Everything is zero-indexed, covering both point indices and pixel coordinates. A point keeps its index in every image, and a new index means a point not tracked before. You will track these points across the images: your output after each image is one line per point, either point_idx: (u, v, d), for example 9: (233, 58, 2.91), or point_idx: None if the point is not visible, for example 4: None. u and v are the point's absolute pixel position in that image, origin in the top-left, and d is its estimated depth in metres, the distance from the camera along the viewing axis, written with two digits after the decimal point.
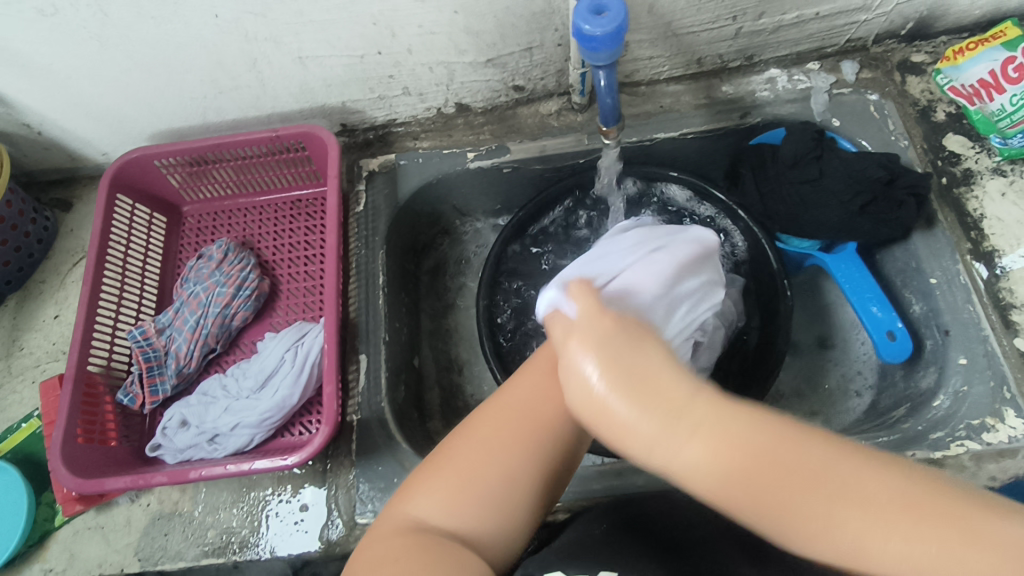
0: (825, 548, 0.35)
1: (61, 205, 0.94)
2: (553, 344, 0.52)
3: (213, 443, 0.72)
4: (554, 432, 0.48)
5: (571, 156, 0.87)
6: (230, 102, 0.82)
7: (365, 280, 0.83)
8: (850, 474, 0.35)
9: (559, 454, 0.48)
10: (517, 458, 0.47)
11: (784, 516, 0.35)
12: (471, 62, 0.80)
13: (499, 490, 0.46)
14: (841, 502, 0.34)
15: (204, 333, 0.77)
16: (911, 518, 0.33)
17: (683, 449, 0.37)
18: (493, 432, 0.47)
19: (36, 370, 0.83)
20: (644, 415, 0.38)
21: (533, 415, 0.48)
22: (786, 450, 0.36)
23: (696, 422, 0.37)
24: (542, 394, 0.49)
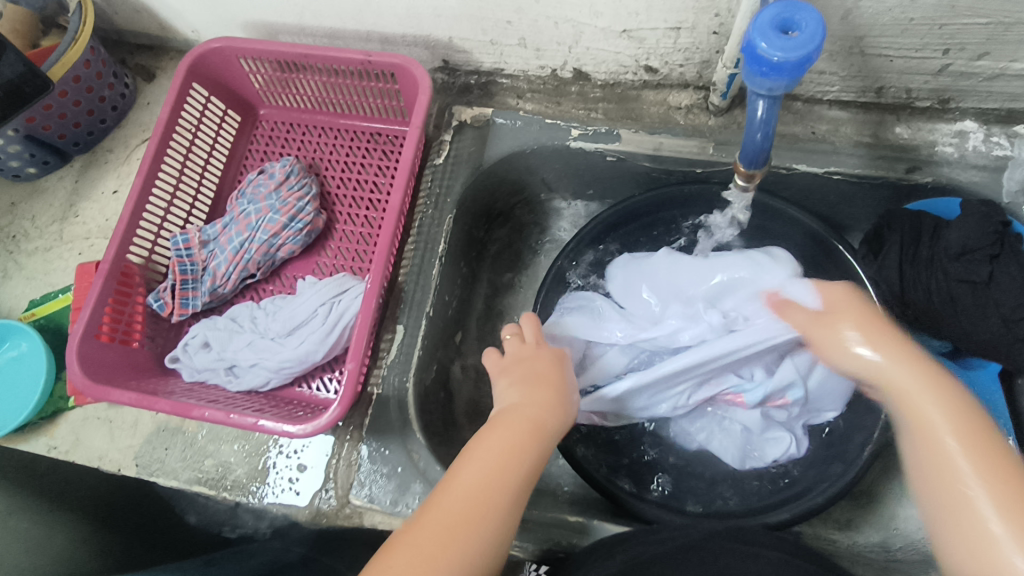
0: (934, 437, 0.46)
1: (144, 73, 0.89)
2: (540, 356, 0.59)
3: (230, 374, 0.70)
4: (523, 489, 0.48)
5: (689, 162, 0.74)
6: (329, 9, 0.73)
7: (424, 245, 0.75)
8: (945, 410, 0.46)
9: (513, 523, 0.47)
10: (486, 535, 0.44)
11: (916, 421, 0.47)
12: (604, 28, 0.67)
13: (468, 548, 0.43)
14: (971, 446, 0.44)
15: (246, 257, 0.72)
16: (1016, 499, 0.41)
17: (808, 322, 0.59)
18: (453, 500, 0.45)
19: (85, 243, 0.81)
20: (918, 374, 0.49)
21: (501, 483, 0.47)
22: (984, 433, 0.45)
23: (884, 330, 0.54)
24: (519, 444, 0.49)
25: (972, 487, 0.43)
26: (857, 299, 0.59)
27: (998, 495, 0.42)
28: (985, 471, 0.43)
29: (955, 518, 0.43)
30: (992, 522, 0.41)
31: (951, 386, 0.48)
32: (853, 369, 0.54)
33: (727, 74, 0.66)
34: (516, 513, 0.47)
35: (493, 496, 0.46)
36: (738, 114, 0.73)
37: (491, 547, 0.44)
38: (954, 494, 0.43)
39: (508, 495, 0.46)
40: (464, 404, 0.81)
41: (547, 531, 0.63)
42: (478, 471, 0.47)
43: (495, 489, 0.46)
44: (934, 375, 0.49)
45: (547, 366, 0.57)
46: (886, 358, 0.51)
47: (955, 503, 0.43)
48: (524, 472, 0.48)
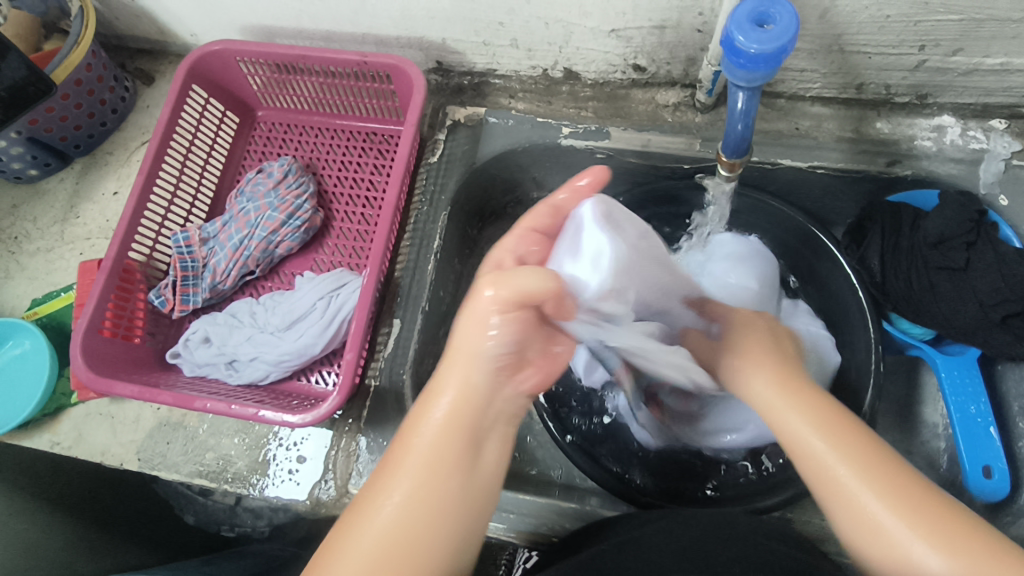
0: (827, 470, 0.47)
1: (143, 76, 0.90)
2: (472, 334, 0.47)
3: (230, 368, 0.71)
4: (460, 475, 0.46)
5: (676, 159, 0.76)
6: (326, 11, 0.75)
7: (419, 241, 0.77)
8: (858, 440, 0.48)
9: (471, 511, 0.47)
10: (444, 523, 0.45)
11: (797, 445, 0.50)
12: (593, 28, 0.69)
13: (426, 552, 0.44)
14: (856, 460, 0.47)
15: (245, 254, 0.74)
16: (899, 490, 0.44)
17: (749, 348, 0.57)
18: (385, 525, 0.44)
19: (86, 242, 0.83)
20: (790, 392, 0.53)
21: (445, 471, 0.46)
22: (863, 445, 0.47)
23: (784, 365, 0.56)
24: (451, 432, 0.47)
25: (853, 489, 0.45)
26: (757, 326, 0.60)
27: (906, 518, 0.43)
28: (884, 484, 0.45)
29: (848, 523, 0.45)
30: (882, 524, 0.44)
31: (829, 407, 0.51)
32: (762, 407, 0.54)
33: (712, 72, 0.68)
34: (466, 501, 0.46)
35: (435, 483, 0.45)
36: (723, 111, 0.75)
37: (455, 536, 0.45)
38: (851, 503, 0.45)
39: (452, 481, 0.46)
40: None
41: (542, 517, 0.65)
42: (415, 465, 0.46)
43: (439, 479, 0.45)
44: (807, 396, 0.52)
45: (469, 331, 0.47)
46: (777, 395, 0.53)
47: (857, 513, 0.45)
48: (458, 453, 0.47)
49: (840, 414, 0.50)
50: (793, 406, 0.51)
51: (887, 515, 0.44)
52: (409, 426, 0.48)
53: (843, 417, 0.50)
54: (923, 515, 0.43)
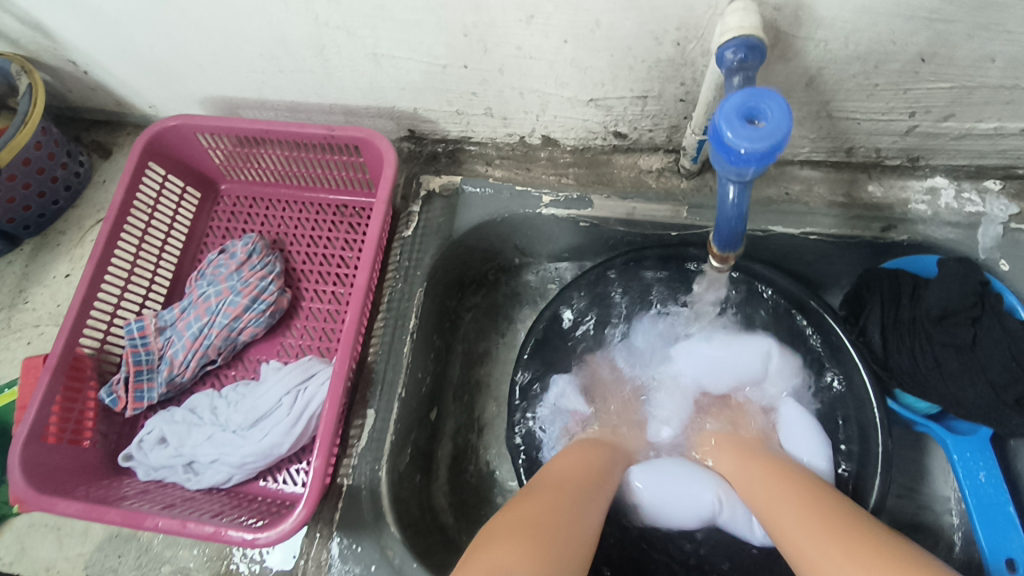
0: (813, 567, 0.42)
1: (100, 149, 0.86)
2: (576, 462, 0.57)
3: (188, 471, 0.65)
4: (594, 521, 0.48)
5: (662, 227, 0.73)
6: (290, 83, 0.71)
7: (394, 321, 0.72)
8: (822, 549, 0.42)
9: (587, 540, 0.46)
10: (573, 533, 0.45)
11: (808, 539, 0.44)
12: (570, 97, 0.66)
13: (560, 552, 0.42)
14: (862, 564, 0.39)
15: (206, 343, 0.68)
16: (868, 556, 0.40)
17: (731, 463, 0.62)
18: (533, 508, 0.46)
19: (34, 330, 0.77)
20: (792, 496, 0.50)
21: (578, 513, 0.47)
22: (859, 538, 0.41)
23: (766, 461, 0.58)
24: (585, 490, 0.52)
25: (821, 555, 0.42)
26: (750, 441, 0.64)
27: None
28: (862, 564, 0.39)
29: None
30: None
31: (836, 512, 0.46)
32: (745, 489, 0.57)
33: (696, 141, 0.65)
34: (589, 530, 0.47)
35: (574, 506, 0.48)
36: (709, 177, 0.72)
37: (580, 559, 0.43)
38: None
39: (580, 511, 0.48)
40: (444, 484, 0.77)
41: None
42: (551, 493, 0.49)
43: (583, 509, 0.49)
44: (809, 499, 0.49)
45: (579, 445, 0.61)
46: (771, 498, 0.51)
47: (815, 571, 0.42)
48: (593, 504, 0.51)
49: (882, 535, 0.41)
50: (756, 493, 0.54)
51: None
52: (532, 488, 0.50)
53: (874, 529, 0.43)
54: None
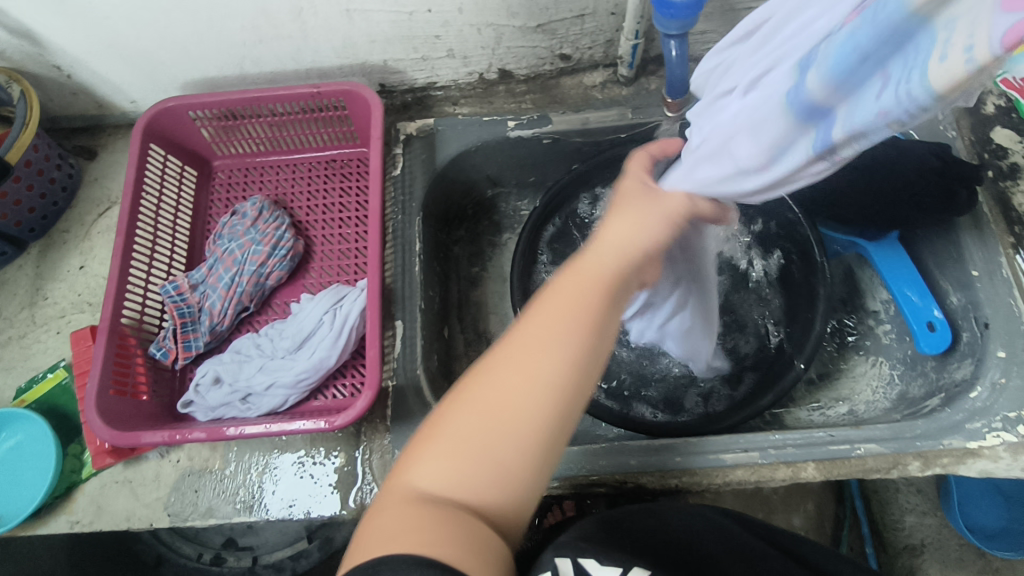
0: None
1: (85, 152, 0.91)
2: (501, 369, 0.43)
3: (246, 403, 0.72)
4: (546, 395, 0.42)
5: (613, 130, 0.86)
6: (270, 54, 0.79)
7: (401, 246, 0.81)
8: None
9: (552, 425, 0.43)
10: (512, 438, 0.42)
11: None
12: (520, 26, 0.78)
13: (501, 461, 0.41)
14: None
15: (239, 290, 0.76)
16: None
17: None
18: (464, 417, 0.42)
19: (61, 320, 0.82)
20: None
21: (507, 411, 0.42)
22: None
23: None
24: (508, 398, 0.42)
25: None
26: None
27: None
28: None
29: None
30: None
31: None
32: None
33: (630, 46, 0.78)
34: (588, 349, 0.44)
35: (530, 370, 0.43)
36: (644, 82, 0.86)
37: (519, 466, 0.42)
38: None
39: (569, 343, 0.44)
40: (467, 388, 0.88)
41: (579, 462, 0.68)
42: (439, 434, 0.43)
43: (511, 395, 0.42)
44: None
45: (547, 310, 0.45)
46: None
47: None
48: (553, 375, 0.43)
49: None
50: None
51: None
52: (438, 412, 0.43)
53: None
54: None
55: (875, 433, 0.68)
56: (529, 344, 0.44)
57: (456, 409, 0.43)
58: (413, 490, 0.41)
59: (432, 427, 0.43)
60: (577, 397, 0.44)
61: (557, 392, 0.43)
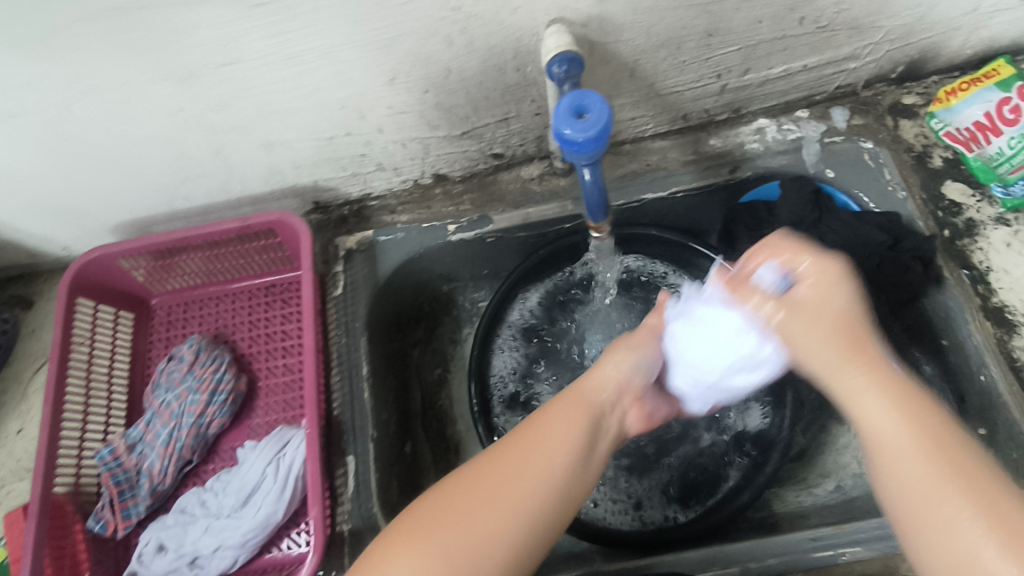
0: (949, 442, 0.43)
1: (21, 302, 0.88)
2: (503, 455, 0.50)
3: (194, 567, 0.68)
4: (540, 477, 0.49)
5: (557, 222, 0.83)
6: (196, 191, 0.77)
7: (348, 373, 0.78)
8: (960, 443, 0.43)
9: (552, 515, 0.48)
10: (514, 501, 0.47)
11: (914, 478, 0.42)
12: (446, 136, 0.76)
13: (486, 531, 0.46)
14: (950, 472, 0.41)
15: (178, 446, 0.72)
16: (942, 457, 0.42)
17: (912, 453, 0.42)
18: (456, 503, 0.47)
19: (2, 491, 0.78)
20: (933, 445, 0.42)
21: (517, 488, 0.48)
22: (963, 473, 0.41)
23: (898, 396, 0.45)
24: (512, 480, 0.48)
25: (944, 501, 0.41)
26: (924, 421, 0.43)
27: (958, 489, 0.41)
28: (946, 470, 0.41)
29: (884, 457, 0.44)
30: (950, 519, 0.40)
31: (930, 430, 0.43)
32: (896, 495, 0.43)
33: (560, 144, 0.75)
34: (577, 466, 0.50)
35: (545, 467, 0.49)
36: None
37: (514, 540, 0.46)
38: (937, 527, 0.40)
39: (562, 454, 0.50)
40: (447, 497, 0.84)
41: None
42: (432, 511, 0.47)
43: (511, 482, 0.48)
44: (927, 423, 0.43)
45: (544, 412, 0.53)
46: (924, 449, 0.43)
47: (921, 512, 0.41)
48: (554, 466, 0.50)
49: (971, 455, 0.42)
50: (908, 418, 0.44)
51: (941, 504, 0.41)
52: (441, 487, 0.49)
53: (975, 459, 0.42)
54: (981, 492, 0.40)
55: (861, 532, 0.64)
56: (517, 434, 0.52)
57: (482, 465, 0.49)
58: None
59: (422, 509, 0.48)
60: (562, 497, 0.49)
61: (558, 476, 0.49)
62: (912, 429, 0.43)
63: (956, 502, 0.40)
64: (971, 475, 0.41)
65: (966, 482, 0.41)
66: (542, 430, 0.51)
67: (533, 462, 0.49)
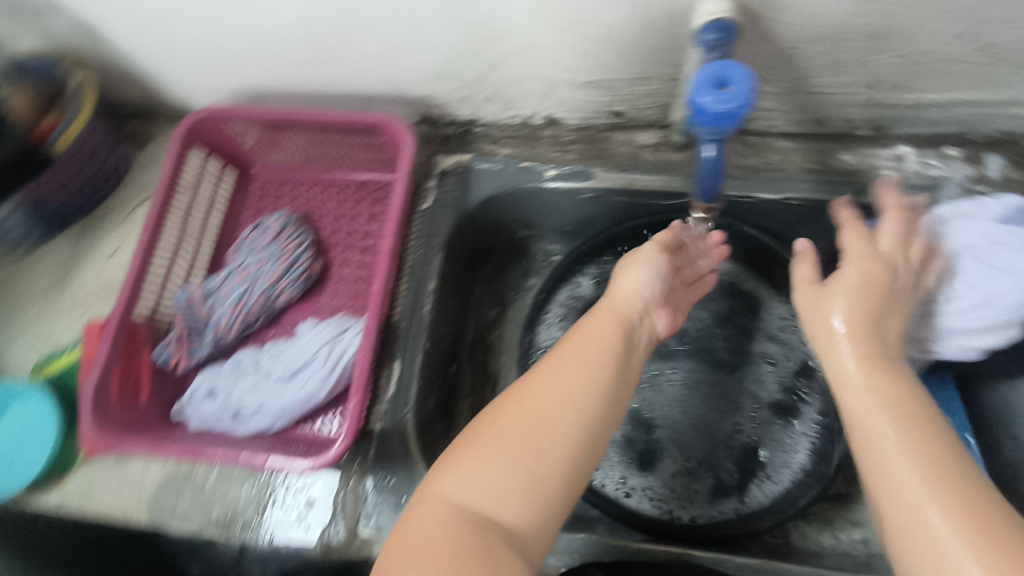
0: (872, 440, 0.49)
1: (136, 140, 0.93)
2: (538, 412, 0.52)
3: (235, 420, 0.72)
4: (560, 446, 0.51)
5: (657, 196, 0.81)
6: (316, 74, 0.78)
7: (416, 283, 0.79)
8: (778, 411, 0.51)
9: (569, 476, 0.50)
10: (537, 466, 0.49)
11: (902, 501, 0.46)
12: (571, 80, 0.74)
13: (510, 486, 0.49)
14: (929, 479, 0.45)
15: (247, 307, 0.76)
16: (903, 405, 0.50)
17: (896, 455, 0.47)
18: (478, 462, 0.50)
19: (85, 303, 0.85)
20: (914, 470, 0.46)
21: (529, 451, 0.50)
22: (955, 486, 0.45)
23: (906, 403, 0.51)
24: (529, 444, 0.50)
25: (924, 508, 0.44)
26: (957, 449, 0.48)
27: (935, 498, 0.44)
28: (920, 477, 0.46)
29: (864, 443, 0.50)
30: (932, 524, 0.44)
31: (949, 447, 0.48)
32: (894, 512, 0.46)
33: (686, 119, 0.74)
34: (592, 432, 0.53)
35: (558, 415, 0.52)
36: None
37: (534, 504, 0.49)
38: (916, 529, 0.44)
39: (575, 421, 0.52)
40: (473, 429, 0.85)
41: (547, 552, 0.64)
42: (455, 472, 0.50)
43: (526, 448, 0.50)
44: (931, 449, 0.48)
45: (567, 375, 0.55)
46: (921, 469, 0.46)
47: (913, 527, 0.44)
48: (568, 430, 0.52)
49: (973, 477, 0.46)
50: (882, 434, 0.49)
51: (914, 506, 0.45)
52: (461, 448, 0.52)
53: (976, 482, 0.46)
54: (969, 513, 0.43)
55: None
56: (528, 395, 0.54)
57: (497, 425, 0.52)
58: (440, 514, 0.47)
59: (443, 469, 0.51)
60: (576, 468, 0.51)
61: (575, 450, 0.51)
62: (904, 424, 0.49)
63: (932, 500, 0.44)
64: (962, 486, 0.45)
65: (950, 493, 0.44)
66: (560, 372, 0.55)
67: (539, 425, 0.51)
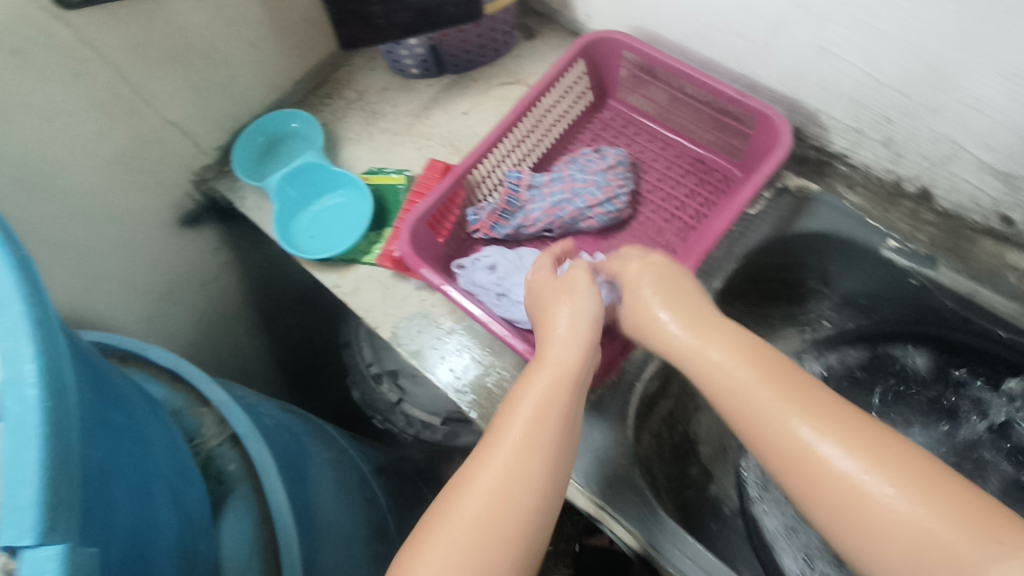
0: (787, 436, 0.47)
1: (524, 30, 1.02)
2: (522, 453, 0.52)
3: (499, 299, 0.79)
4: (539, 468, 0.52)
5: (994, 322, 0.73)
6: (720, 44, 0.78)
7: (704, 273, 0.81)
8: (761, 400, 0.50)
9: (545, 510, 0.51)
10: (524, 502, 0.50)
11: (851, 508, 0.43)
12: (984, 162, 0.66)
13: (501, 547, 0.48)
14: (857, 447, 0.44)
15: (558, 213, 0.83)
16: (801, 392, 0.48)
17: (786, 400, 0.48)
18: (470, 517, 0.49)
19: (425, 143, 0.96)
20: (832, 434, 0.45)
21: (510, 495, 0.50)
22: (879, 450, 0.44)
23: (825, 412, 0.47)
24: (513, 487, 0.50)
25: (887, 497, 0.42)
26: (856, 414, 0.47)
27: (891, 481, 0.42)
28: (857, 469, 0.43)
29: (778, 440, 0.47)
30: (875, 508, 0.42)
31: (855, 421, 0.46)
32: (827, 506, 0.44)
33: None
34: (554, 467, 0.53)
35: (522, 466, 0.51)
36: None
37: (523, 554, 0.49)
38: (886, 526, 0.41)
39: (542, 457, 0.52)
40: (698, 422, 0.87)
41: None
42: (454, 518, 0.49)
43: (514, 490, 0.50)
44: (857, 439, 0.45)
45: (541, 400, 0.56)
46: (843, 450, 0.44)
47: (894, 530, 0.41)
48: (549, 446, 0.53)
49: (912, 451, 0.44)
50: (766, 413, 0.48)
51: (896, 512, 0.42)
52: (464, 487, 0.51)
53: (914, 456, 0.44)
54: (925, 487, 0.42)
55: None
56: (521, 424, 0.54)
57: (493, 468, 0.51)
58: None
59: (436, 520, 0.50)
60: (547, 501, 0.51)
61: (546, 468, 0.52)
62: (803, 406, 0.47)
63: (893, 482, 0.42)
64: (884, 459, 0.43)
65: (913, 483, 0.42)
66: (530, 400, 0.56)
67: (525, 462, 0.51)
